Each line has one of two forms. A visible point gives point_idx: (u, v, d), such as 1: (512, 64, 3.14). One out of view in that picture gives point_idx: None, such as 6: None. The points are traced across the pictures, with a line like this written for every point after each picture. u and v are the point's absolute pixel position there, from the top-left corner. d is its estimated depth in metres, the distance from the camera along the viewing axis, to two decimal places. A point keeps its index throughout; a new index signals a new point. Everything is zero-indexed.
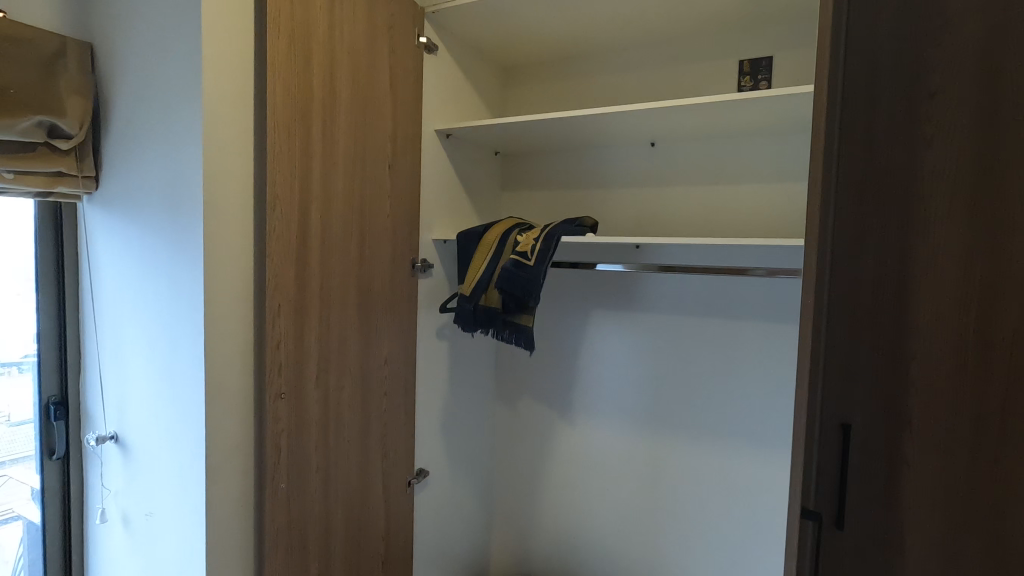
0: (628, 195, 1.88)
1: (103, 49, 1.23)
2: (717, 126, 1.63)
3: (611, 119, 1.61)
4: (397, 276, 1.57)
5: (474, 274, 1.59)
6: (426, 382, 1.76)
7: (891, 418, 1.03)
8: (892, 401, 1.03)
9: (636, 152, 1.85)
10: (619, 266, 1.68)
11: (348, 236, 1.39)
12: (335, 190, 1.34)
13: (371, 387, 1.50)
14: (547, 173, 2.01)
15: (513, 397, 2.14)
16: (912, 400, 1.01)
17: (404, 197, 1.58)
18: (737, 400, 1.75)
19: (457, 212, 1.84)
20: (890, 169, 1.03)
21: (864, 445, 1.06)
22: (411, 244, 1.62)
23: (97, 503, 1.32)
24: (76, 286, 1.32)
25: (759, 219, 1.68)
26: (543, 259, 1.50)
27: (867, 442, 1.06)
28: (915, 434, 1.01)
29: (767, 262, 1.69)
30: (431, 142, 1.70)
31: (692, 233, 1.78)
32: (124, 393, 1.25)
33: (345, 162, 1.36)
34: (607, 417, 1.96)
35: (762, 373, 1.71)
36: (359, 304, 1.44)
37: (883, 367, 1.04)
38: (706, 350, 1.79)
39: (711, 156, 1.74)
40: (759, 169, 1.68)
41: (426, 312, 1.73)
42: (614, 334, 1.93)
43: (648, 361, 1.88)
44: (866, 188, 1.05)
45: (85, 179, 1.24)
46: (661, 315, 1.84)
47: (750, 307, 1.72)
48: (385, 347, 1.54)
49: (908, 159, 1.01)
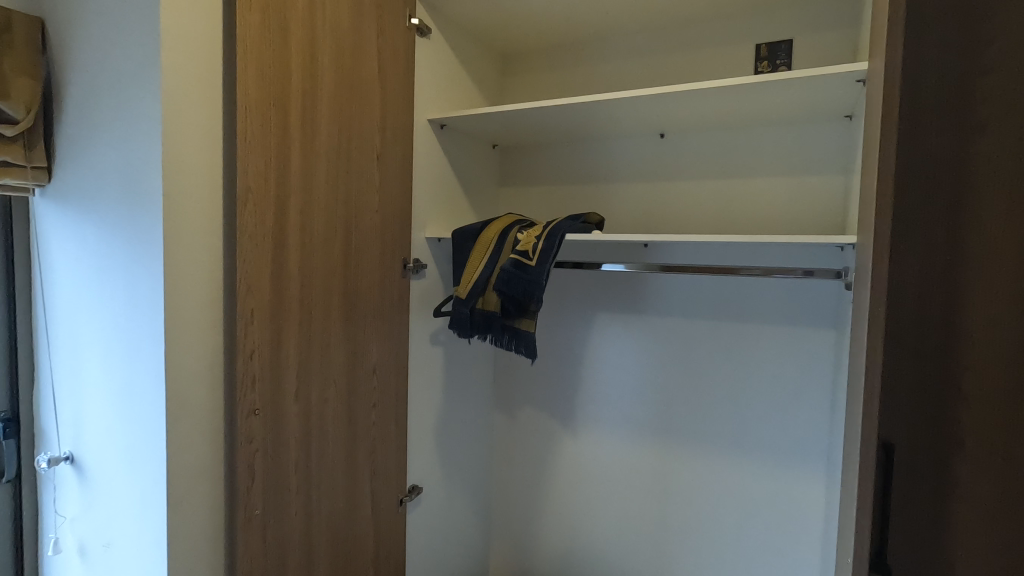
0: (636, 190, 1.75)
1: (55, 24, 1.10)
2: (733, 116, 1.51)
3: (619, 107, 1.48)
4: (385, 278, 1.44)
5: (470, 275, 1.46)
6: (418, 392, 1.63)
7: (938, 467, 0.71)
8: (934, 444, 0.71)
9: (644, 144, 1.73)
10: (620, 266, 1.55)
11: (332, 234, 1.26)
12: (316, 183, 1.21)
13: (357, 398, 1.37)
14: (548, 167, 1.89)
15: (513, 406, 2.01)
16: (967, 441, 0.70)
17: (393, 192, 1.45)
18: (753, 411, 1.62)
19: (451, 209, 1.71)
20: (949, 104, 0.68)
21: (899, 503, 0.74)
22: (401, 243, 1.49)
23: (51, 531, 1.19)
24: (28, 290, 1.19)
25: (779, 215, 1.56)
26: (545, 259, 1.37)
27: (907, 499, 0.73)
28: (968, 502, 0.71)
29: (785, 262, 1.56)
30: (424, 133, 1.57)
31: (704, 231, 1.66)
32: (78, 408, 1.12)
33: (327, 154, 1.23)
34: (609, 426, 1.84)
35: (781, 381, 1.58)
36: (343, 309, 1.31)
37: (931, 397, 0.71)
38: (720, 357, 1.66)
39: (725, 148, 1.62)
40: (777, 162, 1.55)
41: (418, 317, 1.60)
42: (620, 339, 1.80)
43: (656, 368, 1.75)
44: (929, 132, 0.68)
45: (35, 170, 1.11)
46: (671, 318, 1.72)
47: (768, 310, 1.59)
48: (373, 356, 1.41)
49: (967, 91, 0.67)
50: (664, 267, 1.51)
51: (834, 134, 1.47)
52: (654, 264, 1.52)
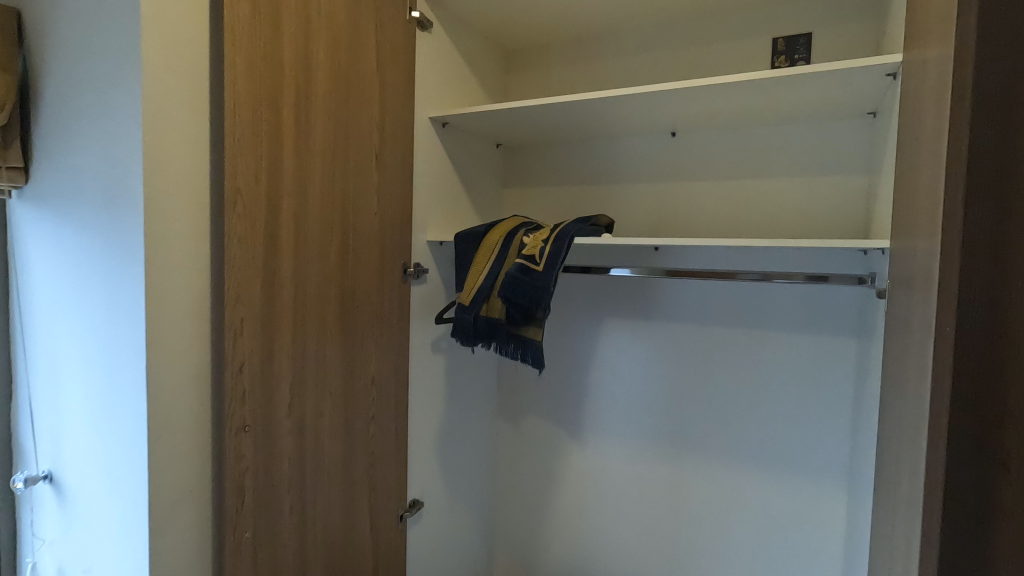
0: (646, 191, 1.68)
1: (32, 15, 1.03)
2: (749, 113, 1.44)
3: (630, 104, 1.41)
4: (384, 284, 1.37)
5: (473, 280, 1.39)
6: (419, 402, 1.56)
7: None
8: None
9: (655, 143, 1.66)
10: (626, 270, 1.49)
11: (328, 239, 1.19)
12: (311, 185, 1.14)
13: (354, 411, 1.30)
14: (554, 167, 1.82)
15: (517, 414, 1.94)
16: None
17: (393, 194, 1.38)
18: (770, 422, 1.55)
19: (454, 211, 1.64)
20: None
21: None
22: (401, 247, 1.42)
23: (30, 553, 1.12)
24: (6, 298, 1.13)
25: (797, 217, 1.49)
26: (554, 264, 1.31)
27: None
28: None
29: (804, 267, 1.48)
30: (425, 131, 1.50)
31: (718, 234, 1.58)
32: (57, 424, 1.06)
33: (322, 154, 1.17)
34: (617, 436, 1.77)
35: (799, 391, 1.51)
36: (340, 317, 1.24)
37: None
38: (734, 365, 1.59)
39: (740, 147, 1.54)
40: (795, 161, 1.48)
41: (419, 324, 1.53)
42: (628, 345, 1.73)
43: (666, 376, 1.68)
44: None
45: (11, 170, 1.04)
46: (683, 325, 1.65)
47: (786, 317, 1.51)
48: (372, 366, 1.35)
49: None
50: (669, 272, 1.44)
51: (856, 132, 1.40)
52: (659, 269, 1.46)
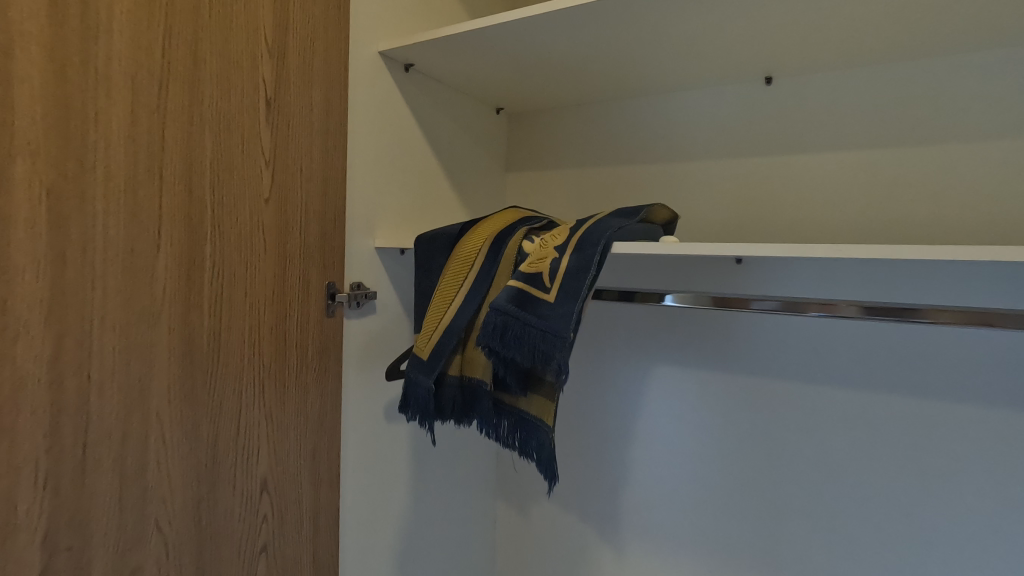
0: (722, 173, 1.08)
1: None
2: (917, 32, 0.83)
3: (713, 17, 0.82)
4: (288, 322, 0.81)
5: (438, 317, 0.82)
6: (364, 504, 0.99)
7: None
8: None
9: (738, 97, 1.06)
10: (683, 299, 0.90)
11: (150, 243, 0.63)
12: (103, 139, 0.58)
13: (221, 549, 0.73)
14: (577, 141, 1.24)
15: (524, 496, 1.36)
16: None
17: (305, 170, 0.82)
18: (941, 550, 0.94)
19: (425, 202, 1.08)
20: None
21: None
22: (323, 259, 0.86)
23: None
24: None
25: (993, 211, 0.87)
26: (577, 292, 0.72)
27: None
28: None
29: (1008, 298, 0.87)
30: (373, 74, 0.94)
31: (845, 239, 0.97)
32: None
33: (132, 82, 0.61)
34: (674, 543, 1.17)
35: (994, 506, 0.89)
36: (184, 387, 0.68)
37: None
38: (876, 454, 0.98)
39: (889, 97, 0.94)
40: (989, 116, 0.87)
41: (361, 381, 0.96)
42: (691, 409, 1.13)
43: (756, 463, 1.08)
44: None
45: None
46: (785, 382, 1.04)
47: (969, 377, 0.90)
48: (261, 463, 0.78)
49: None
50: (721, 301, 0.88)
51: None
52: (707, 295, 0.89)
